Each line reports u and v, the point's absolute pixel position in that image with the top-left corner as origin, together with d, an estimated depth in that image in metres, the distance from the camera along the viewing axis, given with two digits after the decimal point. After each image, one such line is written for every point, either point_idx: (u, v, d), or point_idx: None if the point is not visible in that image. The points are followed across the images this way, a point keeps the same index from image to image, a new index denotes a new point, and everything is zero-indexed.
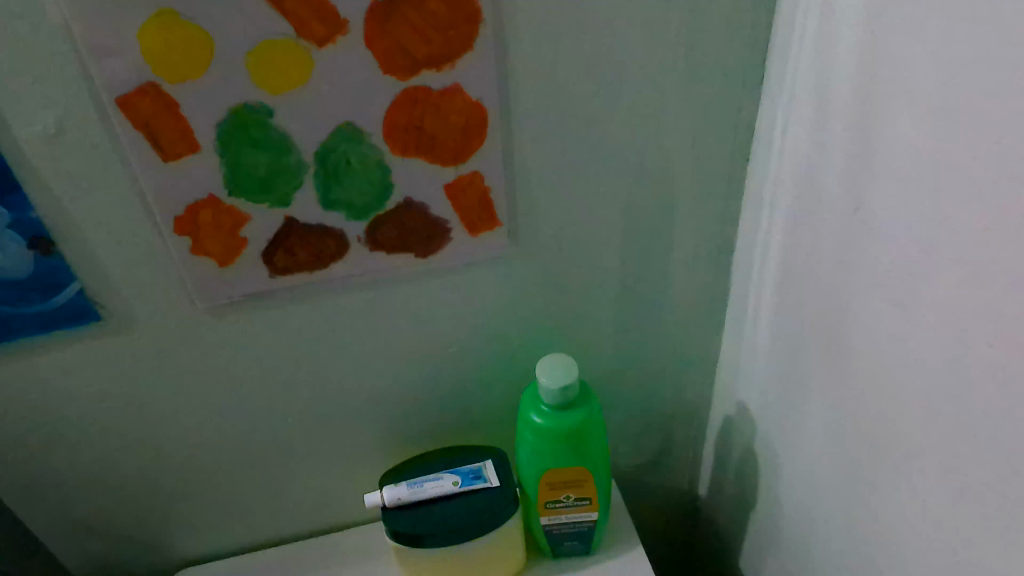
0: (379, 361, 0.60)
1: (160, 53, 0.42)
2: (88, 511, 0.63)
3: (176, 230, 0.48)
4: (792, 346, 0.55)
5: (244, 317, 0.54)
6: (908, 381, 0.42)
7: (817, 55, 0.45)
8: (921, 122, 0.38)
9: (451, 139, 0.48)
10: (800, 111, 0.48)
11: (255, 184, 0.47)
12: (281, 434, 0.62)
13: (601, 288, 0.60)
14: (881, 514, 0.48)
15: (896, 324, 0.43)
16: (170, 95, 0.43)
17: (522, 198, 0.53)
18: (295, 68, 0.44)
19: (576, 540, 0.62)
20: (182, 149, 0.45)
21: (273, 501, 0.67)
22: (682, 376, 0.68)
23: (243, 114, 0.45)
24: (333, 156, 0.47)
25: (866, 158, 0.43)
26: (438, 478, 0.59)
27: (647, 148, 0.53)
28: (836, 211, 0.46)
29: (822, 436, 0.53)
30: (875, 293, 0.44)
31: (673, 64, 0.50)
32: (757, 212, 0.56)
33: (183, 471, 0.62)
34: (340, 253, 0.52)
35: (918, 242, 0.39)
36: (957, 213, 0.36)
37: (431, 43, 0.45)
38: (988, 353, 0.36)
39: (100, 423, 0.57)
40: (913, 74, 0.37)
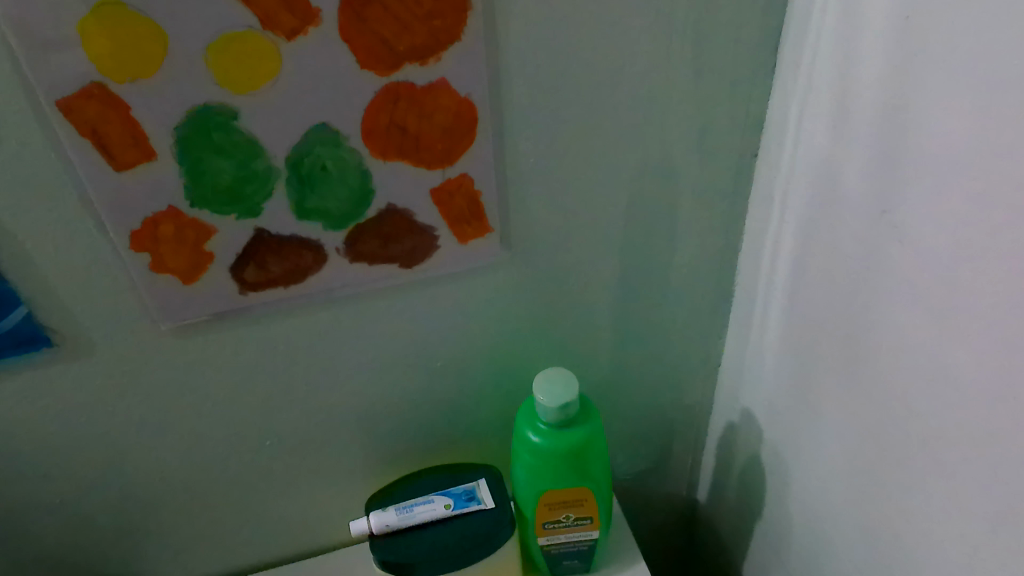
0: (361, 376, 0.55)
1: (106, 48, 0.37)
2: (51, 545, 0.58)
3: (133, 246, 0.44)
4: (804, 354, 0.51)
5: (213, 335, 0.50)
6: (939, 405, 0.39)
7: (839, 41, 0.40)
8: (960, 121, 0.33)
9: (437, 139, 0.44)
10: (817, 102, 0.44)
11: (219, 192, 0.43)
12: (258, 455, 0.58)
13: (599, 294, 0.56)
14: (902, 542, 0.44)
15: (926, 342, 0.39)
16: (119, 97, 0.38)
17: (516, 202, 0.49)
18: (260, 64, 0.39)
19: (576, 558, 0.59)
20: (136, 156, 0.40)
21: (251, 525, 0.63)
22: (683, 382, 0.65)
23: (204, 117, 0.40)
24: (306, 162, 0.43)
25: (894, 158, 0.38)
26: (428, 501, 0.55)
27: (650, 147, 0.49)
28: (859, 213, 0.42)
29: (838, 453, 0.49)
30: (901, 306, 0.40)
31: (680, 53, 0.45)
32: (766, 211, 0.52)
33: (153, 498, 0.58)
34: (317, 265, 0.47)
35: (954, 254, 0.35)
36: (1002, 226, 0.32)
37: (414, 34, 0.40)
38: None
39: (60, 453, 0.53)
40: (955, 65, 0.33)
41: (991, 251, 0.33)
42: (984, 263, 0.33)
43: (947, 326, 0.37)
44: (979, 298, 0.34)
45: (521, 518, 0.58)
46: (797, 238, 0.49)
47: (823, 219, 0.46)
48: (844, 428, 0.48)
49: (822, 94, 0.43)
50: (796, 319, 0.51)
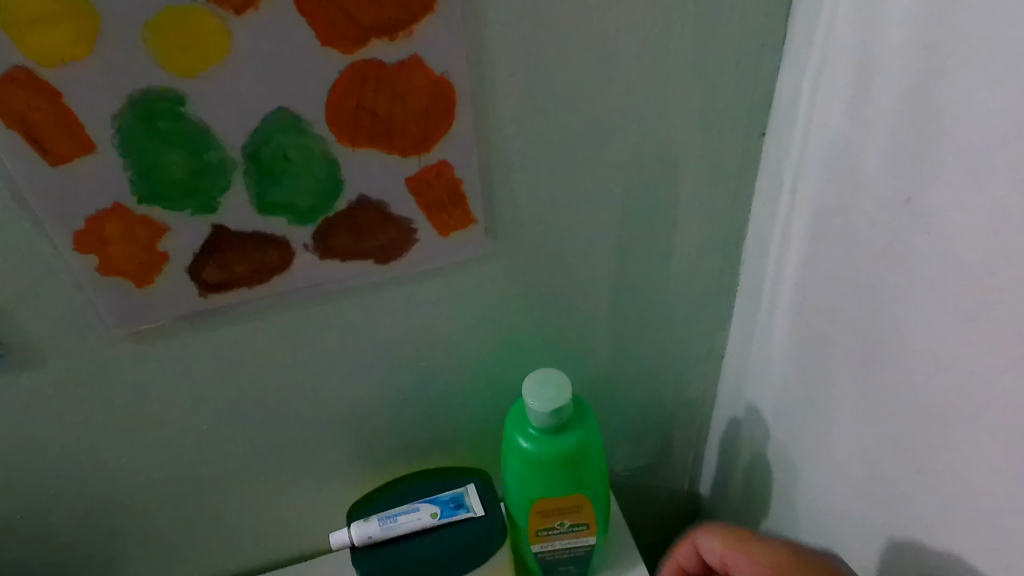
0: (340, 378, 0.52)
1: (28, 28, 0.32)
2: (16, 563, 0.55)
3: (77, 248, 0.39)
4: (814, 349, 0.47)
5: (175, 341, 0.46)
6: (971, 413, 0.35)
7: (859, 8, 0.36)
8: (1001, 98, 0.29)
9: (412, 124, 0.39)
10: (833, 76, 0.39)
11: (170, 187, 0.38)
12: (233, 463, 0.55)
13: (593, 285, 0.52)
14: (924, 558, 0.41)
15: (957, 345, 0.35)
16: (49, 83, 0.34)
17: (501, 190, 0.44)
18: (208, 43, 0.34)
19: (572, 564, 0.55)
20: (73, 150, 0.36)
21: (231, 534, 0.60)
22: (684, 375, 0.61)
23: (147, 104, 0.35)
24: (266, 151, 0.38)
25: (921, 140, 0.34)
26: (413, 509, 0.52)
27: (649, 127, 0.44)
28: (879, 201, 0.38)
29: (851, 457, 0.46)
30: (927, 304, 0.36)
31: (681, 24, 0.40)
32: (775, 195, 0.48)
33: (122, 510, 0.55)
34: (284, 264, 0.43)
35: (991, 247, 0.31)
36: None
37: (381, 5, 0.35)
38: None
39: (16, 468, 0.49)
40: (997, 33, 0.29)
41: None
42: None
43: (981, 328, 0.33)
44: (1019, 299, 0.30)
45: (513, 526, 0.54)
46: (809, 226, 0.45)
47: (838, 205, 0.41)
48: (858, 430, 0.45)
49: (839, 67, 0.39)
50: (807, 312, 0.47)
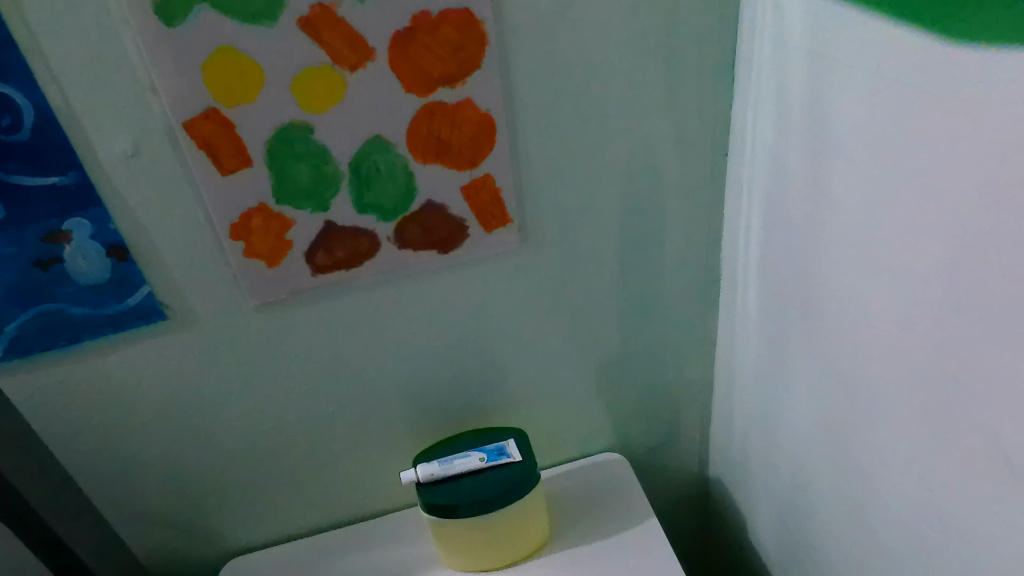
0: (407, 350, 0.67)
1: (221, 82, 0.50)
2: (153, 499, 0.70)
3: (231, 235, 0.56)
4: (777, 318, 0.60)
5: (289, 312, 0.62)
6: (982, 354, 0.39)
7: (777, 52, 0.51)
8: (868, 41, 0.42)
9: (464, 146, 0.56)
10: (766, 101, 0.54)
11: (299, 191, 0.55)
12: (323, 422, 0.70)
13: (603, 278, 0.67)
14: (857, 452, 0.54)
15: (946, 278, 0.40)
16: (228, 118, 0.51)
17: (529, 198, 0.60)
18: (330, 89, 0.52)
19: None
20: (237, 163, 0.53)
21: (318, 489, 0.74)
22: (685, 359, 0.75)
23: (289, 131, 0.53)
24: (365, 165, 0.55)
25: (822, 138, 0.48)
26: (466, 454, 0.66)
27: (637, 149, 0.60)
28: (802, 188, 0.52)
29: (811, 402, 0.58)
30: (926, 280, 0.42)
31: (655, 73, 0.56)
32: (738, 199, 0.62)
33: (236, 458, 0.70)
34: (373, 251, 0.59)
35: (937, 164, 0.39)
36: (960, 66, 0.35)
37: (445, 64, 0.52)
38: (938, 301, 0.41)
39: (164, 412, 0.65)
40: (861, 49, 0.42)
41: (956, 132, 0.37)
42: (951, 147, 0.37)
43: (951, 268, 0.39)
44: (970, 188, 0.37)
45: None
46: (780, 247, 0.57)
47: (802, 212, 0.53)
48: (834, 391, 0.55)
49: (768, 93, 0.54)
50: (798, 328, 0.57)
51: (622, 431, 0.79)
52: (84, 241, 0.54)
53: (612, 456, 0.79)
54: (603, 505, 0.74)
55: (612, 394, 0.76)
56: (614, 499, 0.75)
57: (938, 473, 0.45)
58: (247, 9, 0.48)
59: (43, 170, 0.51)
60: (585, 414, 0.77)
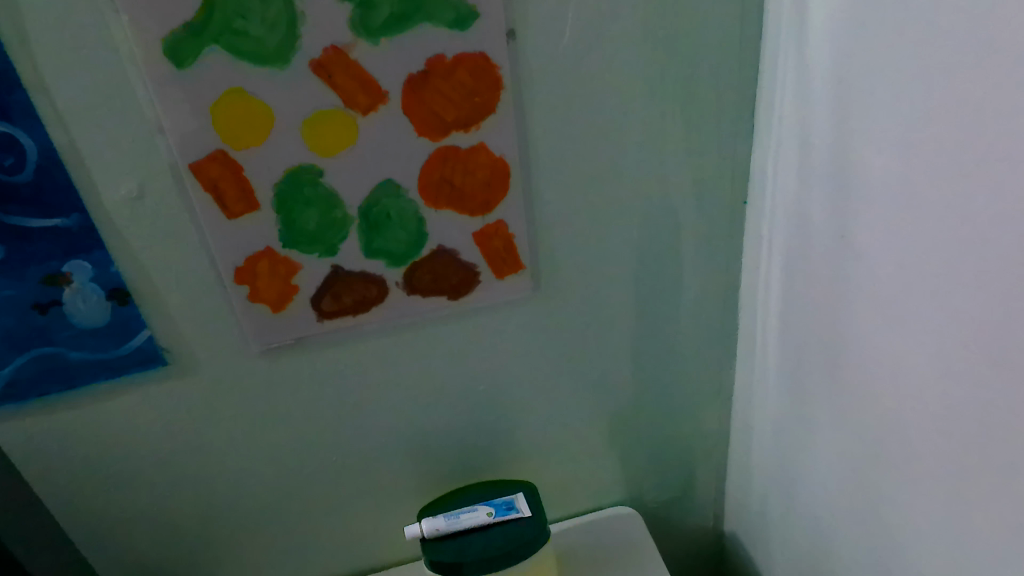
0: (413, 398, 0.65)
1: (230, 124, 0.49)
2: (146, 551, 0.68)
3: (236, 279, 0.55)
4: (798, 371, 0.58)
5: (293, 359, 0.60)
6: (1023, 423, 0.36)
7: (800, 99, 0.50)
8: (896, 92, 0.40)
9: (477, 191, 0.54)
10: (787, 149, 0.53)
11: (307, 235, 0.53)
12: (325, 472, 0.67)
13: (617, 326, 0.65)
14: (882, 517, 0.51)
15: (983, 340, 0.38)
16: (236, 160, 0.50)
17: (543, 244, 0.59)
18: (342, 132, 0.50)
19: None
20: (244, 207, 0.52)
21: (318, 541, 0.72)
22: (700, 409, 0.72)
23: (298, 174, 0.51)
24: (375, 209, 0.53)
25: (846, 189, 0.47)
26: (473, 509, 0.63)
27: (654, 196, 0.58)
28: (826, 239, 0.50)
29: (833, 461, 0.56)
30: (962, 342, 0.39)
31: (673, 118, 0.55)
32: (758, 247, 0.60)
33: (233, 508, 0.67)
34: (380, 298, 0.58)
35: (972, 220, 0.36)
36: (995, 119, 0.34)
37: (459, 108, 0.51)
38: (972, 361, 0.39)
39: (160, 460, 0.63)
40: (887, 101, 0.41)
41: (991, 186, 0.35)
42: (985, 203, 0.35)
43: (986, 327, 0.37)
44: (1008, 247, 0.35)
45: None
46: (802, 300, 0.55)
47: (825, 264, 0.51)
48: (858, 452, 0.52)
49: (790, 140, 0.52)
50: (821, 384, 0.55)
51: (634, 483, 0.77)
52: (84, 284, 0.53)
53: (624, 511, 0.76)
54: (614, 562, 0.71)
55: (624, 446, 0.73)
56: (625, 556, 0.72)
57: (971, 547, 0.42)
58: (259, 51, 0.47)
59: (45, 211, 0.50)
60: (596, 466, 0.74)
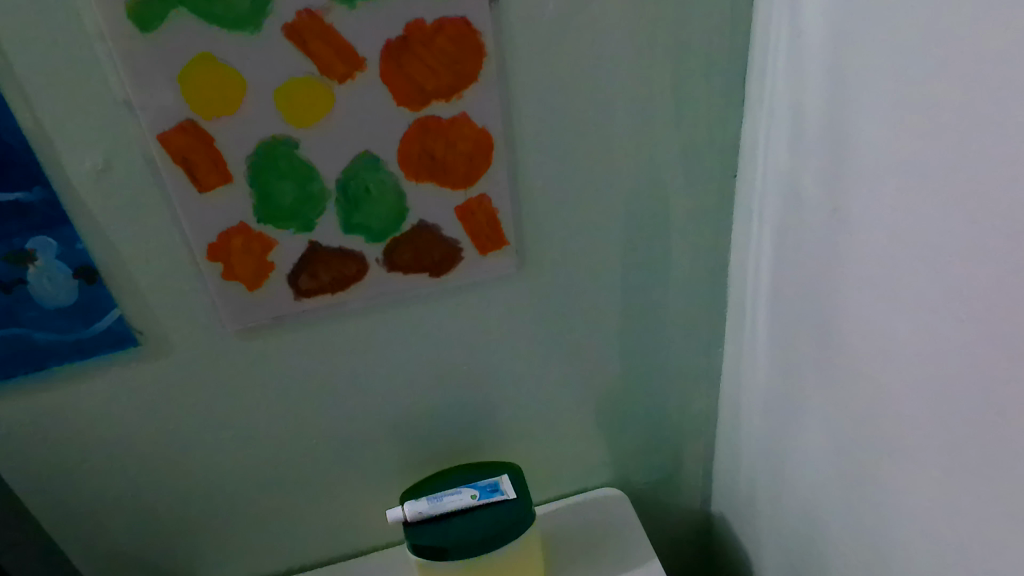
0: (395, 379, 0.63)
1: (199, 92, 0.47)
2: (122, 538, 0.66)
3: (209, 256, 0.53)
4: (788, 349, 0.57)
5: (270, 339, 0.58)
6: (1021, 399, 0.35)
7: (793, 68, 0.48)
8: (891, 58, 0.39)
9: (459, 164, 0.52)
10: (779, 120, 0.51)
11: (282, 210, 0.51)
12: (306, 456, 0.66)
13: (604, 304, 0.63)
14: (871, 497, 0.50)
15: (980, 314, 0.36)
16: (206, 131, 0.48)
17: (528, 219, 0.57)
18: (317, 102, 0.48)
19: None
20: (215, 180, 0.50)
21: (299, 525, 0.70)
22: (688, 389, 0.71)
23: (272, 146, 0.49)
24: (353, 183, 0.51)
25: (840, 160, 0.45)
26: (457, 492, 0.62)
27: (642, 170, 0.57)
28: (818, 213, 0.49)
29: (823, 440, 0.55)
30: (957, 317, 0.38)
31: (662, 89, 0.53)
32: (748, 222, 0.59)
33: (210, 492, 0.66)
34: (360, 275, 0.56)
35: (970, 189, 0.35)
36: (996, 82, 0.32)
37: (440, 76, 0.49)
38: (967, 337, 0.37)
39: (134, 444, 0.61)
40: (883, 67, 0.39)
41: (990, 153, 0.33)
42: (984, 170, 0.34)
43: (982, 302, 0.36)
44: (1005, 217, 0.33)
45: None
46: (793, 276, 0.54)
47: (817, 238, 0.50)
48: (848, 432, 0.51)
49: (783, 111, 0.51)
50: (811, 362, 0.54)
51: (621, 465, 0.76)
52: (49, 262, 0.50)
53: (611, 492, 0.76)
54: (601, 545, 0.70)
55: (611, 427, 0.72)
56: (612, 539, 0.71)
57: (965, 527, 0.41)
58: (229, 15, 0.44)
59: (5, 185, 0.47)
60: (582, 447, 0.73)
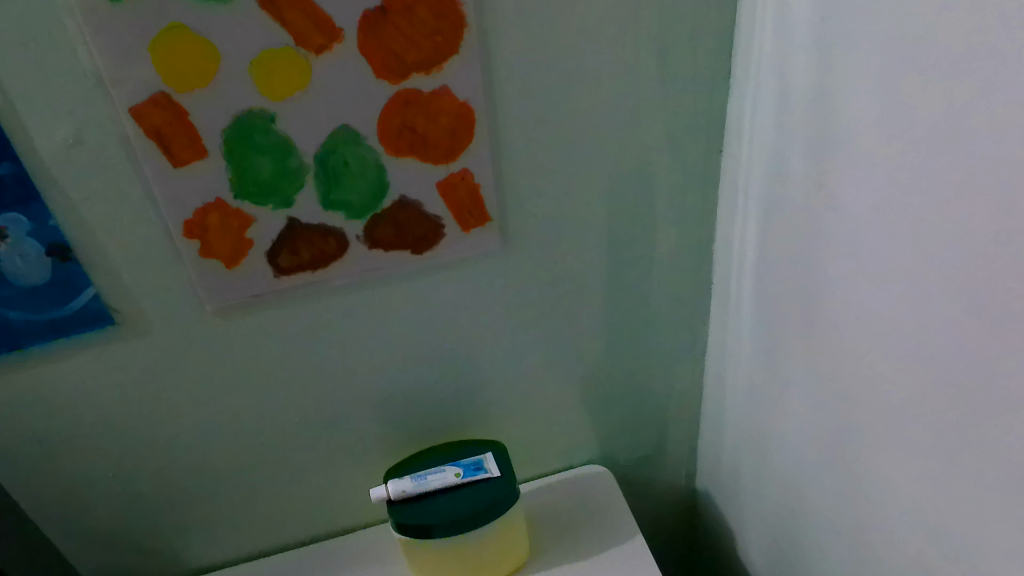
0: (378, 358, 0.62)
1: (171, 64, 0.45)
2: (103, 518, 0.65)
3: (186, 233, 0.52)
4: (773, 326, 0.57)
5: (250, 317, 0.57)
6: (1007, 373, 0.34)
7: (779, 40, 0.47)
8: (879, 30, 0.38)
9: (441, 138, 0.52)
10: (766, 94, 0.51)
11: (259, 185, 0.50)
12: (289, 435, 0.65)
13: (589, 281, 0.63)
14: (854, 471, 0.50)
15: (966, 289, 0.36)
16: (180, 104, 0.47)
17: (511, 195, 0.56)
18: (294, 74, 0.47)
19: None
20: (190, 155, 0.48)
21: (283, 505, 0.70)
22: (673, 366, 0.71)
23: (248, 119, 0.48)
24: (332, 158, 0.50)
25: (826, 134, 0.45)
26: (440, 470, 0.62)
27: (627, 145, 0.56)
28: (803, 187, 0.48)
29: (807, 416, 0.55)
30: (943, 292, 0.38)
31: (647, 61, 0.53)
32: (733, 198, 0.58)
33: (192, 472, 0.65)
34: (340, 252, 0.55)
35: (956, 162, 0.35)
36: (984, 52, 0.32)
37: (420, 48, 0.48)
38: (951, 311, 0.37)
39: (112, 424, 0.60)
40: (870, 38, 0.39)
41: (977, 125, 0.33)
42: (971, 143, 0.33)
43: (967, 276, 0.36)
44: (991, 189, 0.33)
45: None
46: (779, 252, 0.53)
47: (803, 213, 0.49)
48: (832, 408, 0.51)
49: (769, 84, 0.50)
50: (796, 339, 0.54)
51: (606, 442, 0.76)
52: (20, 240, 0.49)
53: (596, 470, 0.76)
54: (586, 521, 0.70)
55: (596, 404, 0.72)
56: (597, 515, 0.71)
57: (947, 501, 0.41)
58: None
59: None
60: (568, 425, 0.73)
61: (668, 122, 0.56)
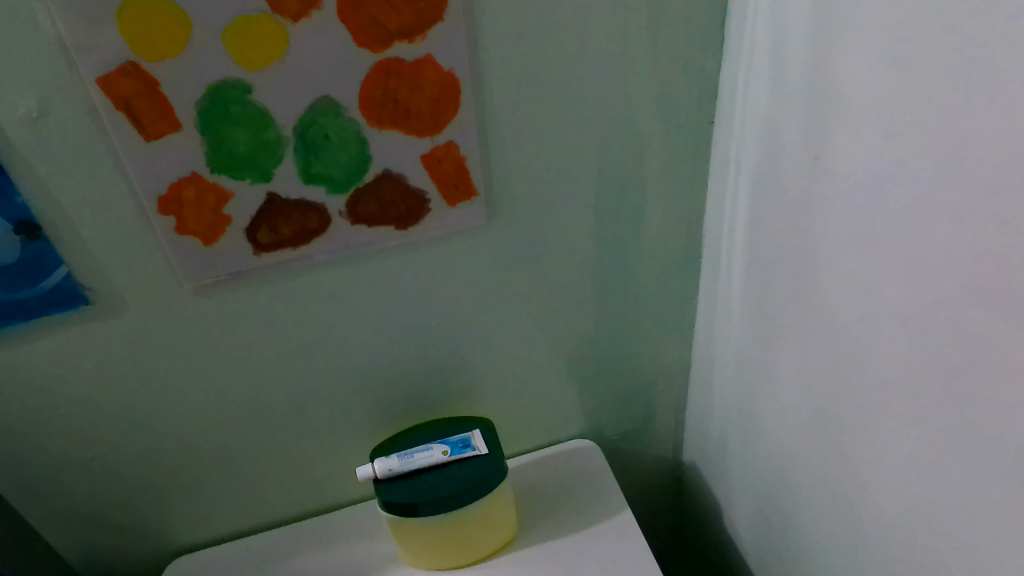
0: (363, 334, 0.61)
1: (140, 32, 0.43)
2: (84, 498, 0.64)
3: (160, 209, 0.50)
4: (763, 300, 0.56)
5: (230, 295, 0.56)
6: (1000, 355, 0.34)
7: (774, 6, 0.46)
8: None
9: (425, 109, 0.50)
10: (760, 63, 0.49)
11: (236, 159, 0.48)
12: (273, 414, 0.64)
13: (577, 255, 0.62)
14: (842, 446, 0.50)
15: (960, 269, 0.35)
16: (150, 74, 0.44)
17: (498, 168, 0.54)
18: (270, 42, 0.45)
19: None
20: (163, 127, 0.46)
21: (267, 483, 0.69)
22: (661, 340, 0.71)
23: (222, 90, 0.46)
24: (312, 130, 0.49)
25: (821, 106, 0.43)
26: (427, 448, 0.61)
27: (616, 116, 0.55)
28: (797, 160, 0.47)
29: (796, 391, 0.54)
30: (938, 271, 0.37)
31: (637, 29, 0.51)
32: (725, 169, 0.57)
33: (174, 451, 0.64)
34: (322, 228, 0.53)
35: (953, 138, 0.33)
36: (986, 23, 0.30)
37: (402, 15, 0.46)
38: (945, 290, 0.37)
39: (89, 405, 0.59)
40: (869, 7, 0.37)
41: (977, 101, 0.32)
42: (969, 119, 0.32)
43: (962, 257, 0.35)
44: (989, 168, 0.32)
45: None
46: (771, 225, 0.52)
47: (796, 187, 0.48)
48: (822, 384, 0.51)
49: (763, 53, 0.48)
50: (786, 314, 0.53)
51: (593, 417, 0.75)
52: None
53: (583, 444, 0.75)
54: (574, 496, 0.70)
55: (584, 379, 0.71)
56: (585, 489, 0.71)
57: (936, 479, 0.41)
58: None
59: None
60: (555, 400, 0.72)
61: (659, 91, 0.54)
